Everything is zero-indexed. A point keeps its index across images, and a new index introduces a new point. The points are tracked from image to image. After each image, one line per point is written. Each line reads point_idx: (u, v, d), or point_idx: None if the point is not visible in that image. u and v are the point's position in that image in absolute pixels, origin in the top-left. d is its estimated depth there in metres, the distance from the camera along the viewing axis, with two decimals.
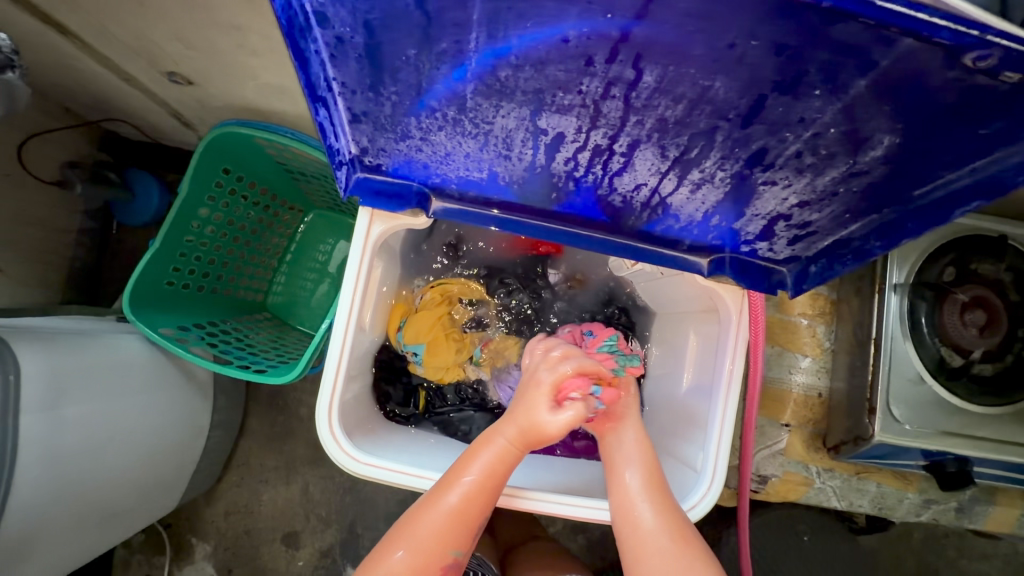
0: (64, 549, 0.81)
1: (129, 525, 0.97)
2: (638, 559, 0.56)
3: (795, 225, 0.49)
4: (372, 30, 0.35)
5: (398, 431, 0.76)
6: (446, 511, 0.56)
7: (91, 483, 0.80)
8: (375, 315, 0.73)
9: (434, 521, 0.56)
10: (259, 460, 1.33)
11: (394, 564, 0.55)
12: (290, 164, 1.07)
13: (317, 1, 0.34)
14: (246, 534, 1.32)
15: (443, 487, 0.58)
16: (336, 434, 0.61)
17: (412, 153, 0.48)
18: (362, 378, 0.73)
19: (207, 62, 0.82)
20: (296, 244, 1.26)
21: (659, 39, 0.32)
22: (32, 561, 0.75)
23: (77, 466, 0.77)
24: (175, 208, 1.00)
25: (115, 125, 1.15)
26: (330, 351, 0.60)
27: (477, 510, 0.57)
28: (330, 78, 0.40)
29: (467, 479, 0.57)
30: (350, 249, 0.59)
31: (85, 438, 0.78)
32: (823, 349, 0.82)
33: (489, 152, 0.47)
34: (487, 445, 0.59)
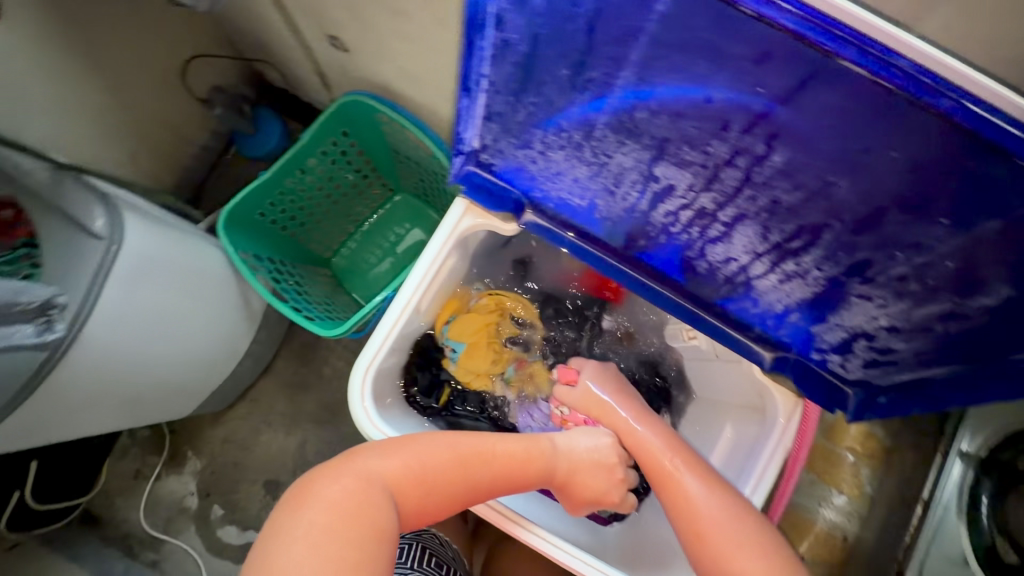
0: (85, 414, 0.86)
1: (144, 415, 1.02)
2: (700, 536, 0.58)
3: (876, 348, 0.47)
4: (537, 43, 0.39)
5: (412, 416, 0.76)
6: (470, 450, 0.60)
7: (130, 364, 0.86)
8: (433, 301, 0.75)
9: (450, 449, 0.59)
10: (271, 401, 1.38)
11: (388, 462, 0.56)
12: (399, 145, 1.15)
13: (500, 5, 0.37)
14: (234, 466, 1.36)
15: (460, 435, 0.61)
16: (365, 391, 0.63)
17: (525, 162, 0.51)
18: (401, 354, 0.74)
19: (366, 36, 0.90)
20: (376, 218, 1.32)
21: (797, 123, 0.35)
22: (56, 414, 0.80)
23: (126, 344, 0.82)
24: (290, 151, 1.09)
25: (265, 68, 1.28)
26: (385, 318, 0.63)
27: (487, 470, 0.60)
28: (482, 76, 0.43)
29: (507, 444, 0.62)
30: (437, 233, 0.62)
31: (141, 324, 0.83)
32: (861, 493, 0.77)
33: (597, 183, 0.49)
34: (503, 436, 0.64)
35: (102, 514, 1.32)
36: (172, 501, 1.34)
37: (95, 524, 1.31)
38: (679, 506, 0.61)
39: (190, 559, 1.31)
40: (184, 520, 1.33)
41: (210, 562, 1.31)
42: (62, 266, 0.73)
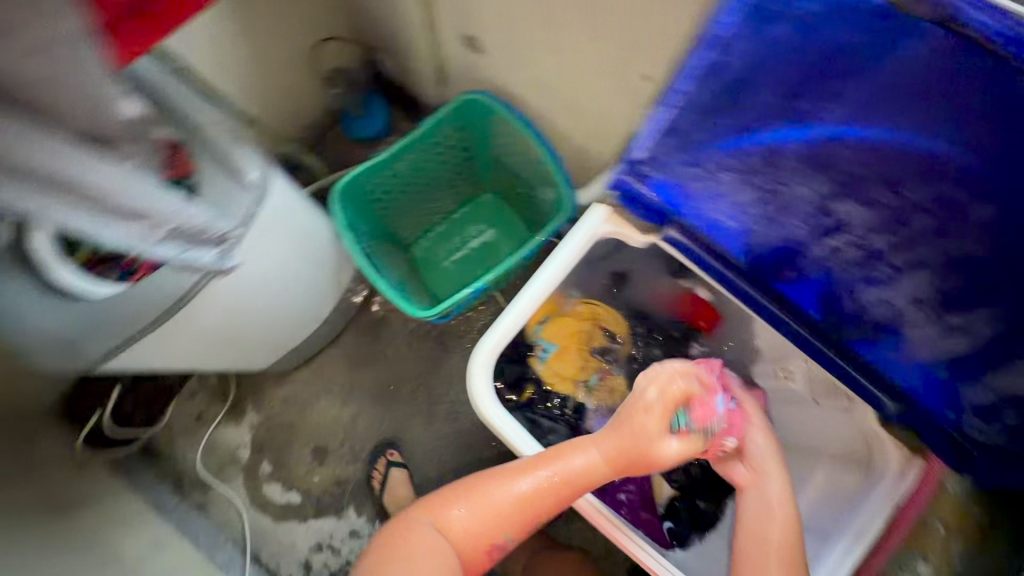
0: (190, 350, 0.91)
1: (234, 363, 1.08)
2: None
3: (1005, 394, 0.56)
4: (757, 73, 0.52)
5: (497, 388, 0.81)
6: (527, 484, 0.71)
7: (237, 309, 0.91)
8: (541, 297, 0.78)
9: (504, 493, 0.72)
10: (333, 371, 1.43)
11: (450, 512, 0.74)
12: (506, 148, 1.20)
13: (736, 39, 0.50)
14: (290, 426, 1.41)
15: (518, 471, 0.73)
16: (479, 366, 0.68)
17: (694, 181, 0.63)
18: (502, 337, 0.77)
19: (506, 42, 0.95)
20: (460, 214, 1.37)
21: (974, 171, 0.46)
22: (167, 344, 0.86)
23: (239, 288, 0.88)
24: (408, 136, 1.14)
25: (385, 57, 1.36)
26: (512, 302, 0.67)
27: (544, 496, 0.71)
28: (683, 92, 0.56)
29: (563, 465, 0.71)
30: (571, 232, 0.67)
31: (255, 276, 0.89)
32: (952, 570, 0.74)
33: (759, 209, 0.61)
34: (565, 460, 0.71)
35: (160, 449, 1.38)
36: (227, 450, 1.39)
37: (153, 457, 1.37)
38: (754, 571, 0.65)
39: (234, 508, 1.36)
40: (234, 469, 1.39)
41: (252, 515, 1.36)
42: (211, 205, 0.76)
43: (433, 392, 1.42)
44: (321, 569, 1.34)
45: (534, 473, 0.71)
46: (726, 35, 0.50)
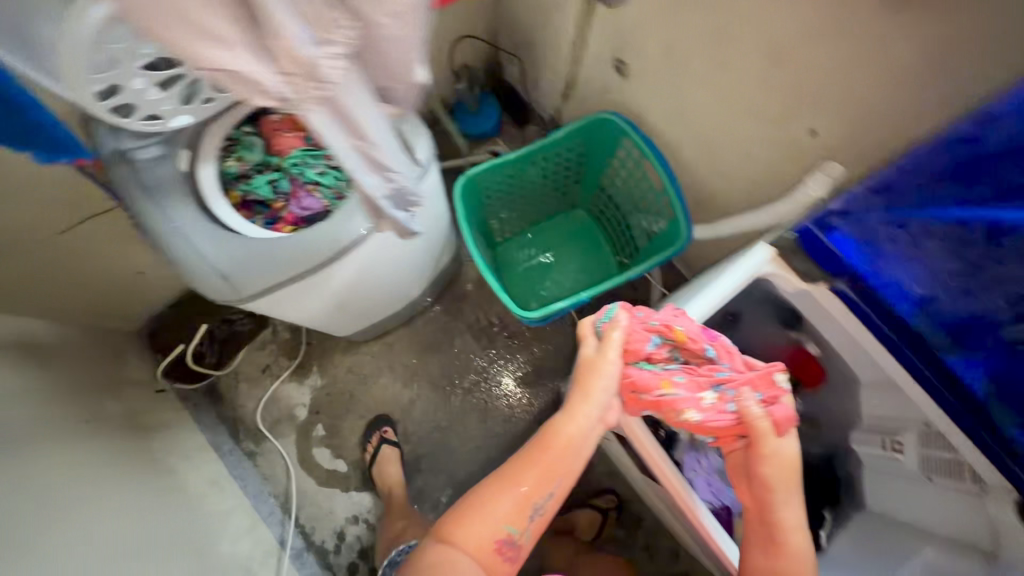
0: (315, 304, 0.93)
1: (334, 324, 1.09)
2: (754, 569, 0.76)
3: None
4: (1004, 153, 0.56)
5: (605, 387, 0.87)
6: (526, 475, 0.79)
7: (368, 275, 0.93)
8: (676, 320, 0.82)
9: (506, 493, 0.79)
10: (400, 351, 1.46)
11: (462, 530, 0.77)
12: (620, 172, 1.23)
13: (990, 122, 0.55)
14: (349, 396, 1.44)
15: (513, 467, 0.81)
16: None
17: (889, 243, 0.69)
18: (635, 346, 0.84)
19: (660, 72, 0.98)
20: (552, 224, 1.41)
21: None
22: (301, 295, 0.87)
23: (381, 257, 0.89)
24: (535, 142, 1.17)
25: (512, 62, 1.40)
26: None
27: (545, 478, 0.79)
28: (916, 155, 0.63)
29: (555, 442, 0.79)
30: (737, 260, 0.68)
31: (396, 249, 0.91)
32: None
33: (958, 281, 0.64)
34: (552, 437, 0.80)
35: (223, 391, 1.42)
36: (286, 406, 1.42)
37: (216, 398, 1.41)
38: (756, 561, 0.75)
39: (282, 463, 1.39)
40: (289, 425, 1.41)
41: (299, 474, 1.38)
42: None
43: (492, 390, 1.44)
44: (354, 541, 1.35)
45: (531, 462, 0.79)
46: (984, 114, 0.56)
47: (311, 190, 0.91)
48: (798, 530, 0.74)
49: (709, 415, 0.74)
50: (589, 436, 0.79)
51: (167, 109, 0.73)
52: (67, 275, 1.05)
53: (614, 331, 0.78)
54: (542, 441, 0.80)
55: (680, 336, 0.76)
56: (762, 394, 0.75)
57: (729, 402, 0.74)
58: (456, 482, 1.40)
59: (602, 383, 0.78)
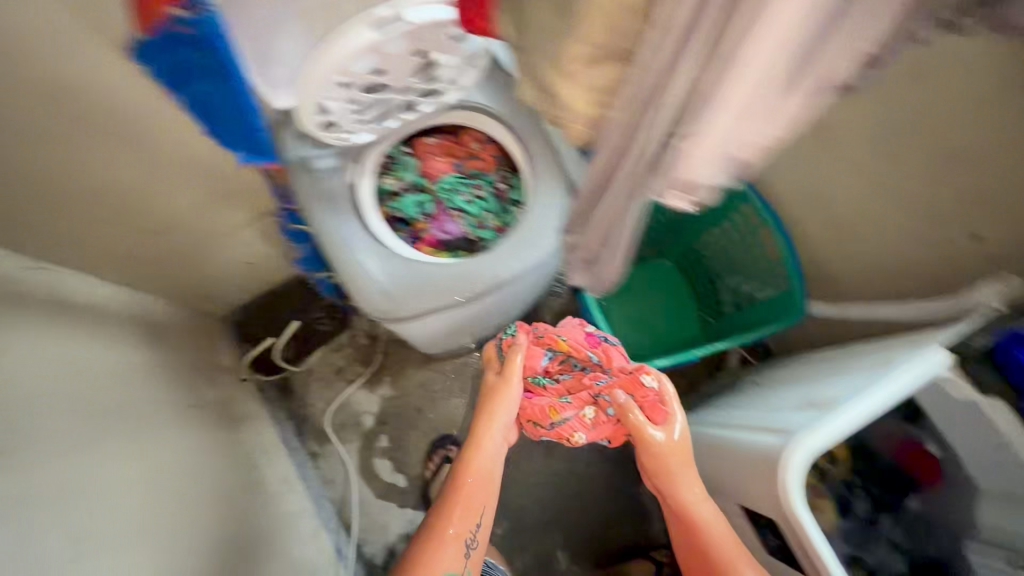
0: (445, 331, 0.90)
1: (441, 346, 1.06)
2: None
3: None
4: None
5: (716, 453, 0.86)
6: (450, 515, 0.81)
7: (503, 307, 0.90)
8: (809, 390, 0.81)
9: (439, 542, 0.79)
10: (471, 374, 1.46)
11: None
12: (729, 235, 1.21)
13: None
14: (416, 411, 1.44)
15: (439, 514, 0.82)
16: (796, 460, 0.63)
17: None
18: (763, 412, 0.84)
19: (799, 147, 0.99)
20: (636, 269, 1.38)
21: None
22: (442, 322, 0.84)
23: (523, 292, 0.87)
24: None
25: None
26: (840, 407, 0.65)
27: (469, 507, 0.83)
28: None
29: (475, 463, 0.86)
30: (914, 362, 0.66)
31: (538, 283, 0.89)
32: None
33: None
34: (468, 461, 0.86)
35: (296, 388, 1.42)
36: (353, 411, 1.43)
37: (288, 393, 1.42)
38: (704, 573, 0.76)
39: (343, 469, 1.39)
40: (354, 432, 1.42)
41: (359, 482, 1.38)
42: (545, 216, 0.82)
43: None
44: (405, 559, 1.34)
45: (455, 493, 0.83)
46: None
47: (454, 216, 0.93)
48: (712, 515, 0.80)
49: (597, 428, 0.88)
50: (495, 459, 0.88)
51: (359, 128, 0.76)
52: (188, 259, 1.07)
53: (508, 350, 0.91)
54: (457, 474, 0.85)
55: (562, 346, 0.91)
56: (636, 399, 0.85)
57: (607, 410, 0.86)
58: (512, 514, 1.39)
59: (506, 408, 0.88)
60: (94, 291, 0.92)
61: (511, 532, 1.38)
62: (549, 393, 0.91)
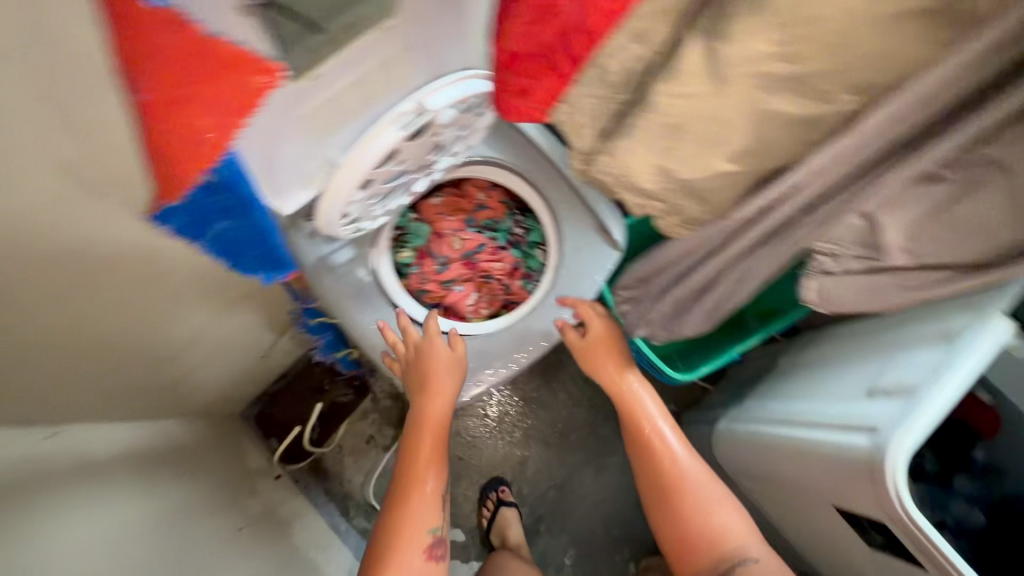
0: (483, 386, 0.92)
1: None
2: (705, 493, 0.75)
3: None
4: None
5: (792, 453, 0.84)
6: (411, 469, 0.72)
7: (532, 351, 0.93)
8: (870, 370, 0.81)
9: (416, 501, 0.70)
10: (506, 410, 1.43)
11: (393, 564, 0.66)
12: None
13: None
14: (459, 460, 1.40)
15: (403, 468, 0.72)
16: (896, 463, 0.63)
17: None
18: (827, 402, 0.84)
19: None
20: None
21: None
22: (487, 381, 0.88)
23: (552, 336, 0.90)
24: None
25: None
26: (925, 398, 0.64)
27: (436, 455, 0.74)
28: None
29: (436, 413, 0.76)
30: (983, 335, 0.64)
31: None
32: None
33: None
34: (423, 405, 0.76)
35: (330, 466, 1.36)
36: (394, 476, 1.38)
37: (322, 475, 1.35)
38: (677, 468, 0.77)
39: None
40: None
41: None
42: (577, 260, 0.86)
43: (604, 443, 1.42)
44: None
45: (417, 447, 0.73)
46: None
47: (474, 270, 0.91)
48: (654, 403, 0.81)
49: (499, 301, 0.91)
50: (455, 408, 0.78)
51: (372, 211, 0.72)
52: (201, 374, 1.00)
53: (411, 284, 0.87)
54: (417, 421, 0.75)
55: (455, 263, 0.89)
56: (511, 280, 0.90)
57: (500, 286, 0.91)
58: (577, 540, 1.38)
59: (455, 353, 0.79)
60: (113, 438, 0.85)
61: (580, 558, 1.37)
62: (456, 294, 0.89)
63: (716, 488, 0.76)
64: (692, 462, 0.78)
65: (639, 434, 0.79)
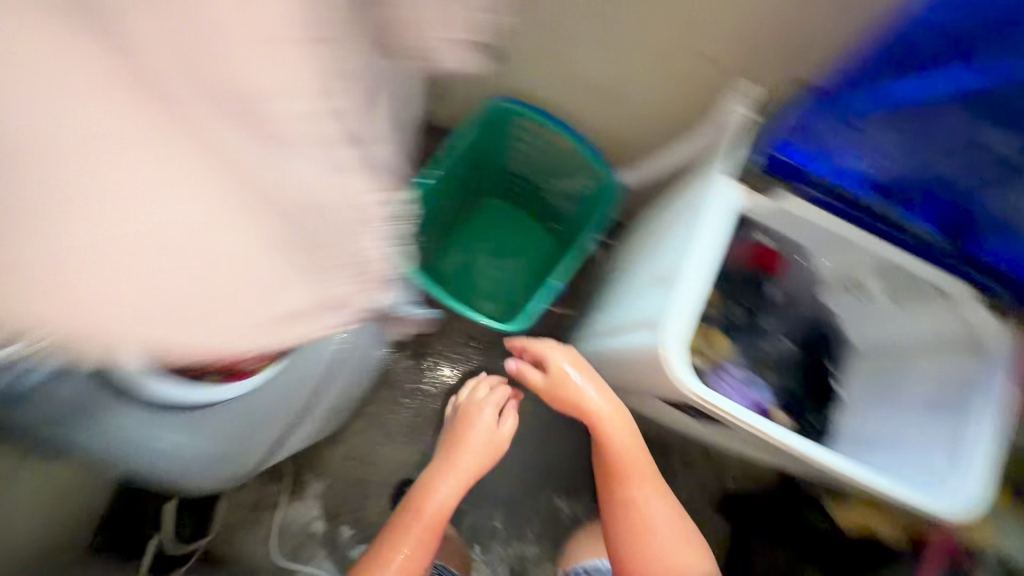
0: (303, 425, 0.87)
1: (307, 437, 0.97)
2: (654, 536, 0.88)
3: None
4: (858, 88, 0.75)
5: (615, 363, 0.87)
6: (393, 557, 0.88)
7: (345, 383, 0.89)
8: (652, 263, 0.85)
9: (389, 572, 0.87)
10: (388, 414, 1.38)
11: None
12: (524, 151, 1.21)
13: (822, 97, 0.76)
14: (359, 483, 1.33)
15: (387, 545, 0.90)
16: (671, 349, 0.66)
17: (834, 141, 0.79)
18: (628, 304, 0.87)
19: (535, 45, 0.97)
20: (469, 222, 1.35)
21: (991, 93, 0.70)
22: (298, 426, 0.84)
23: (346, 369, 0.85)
24: (442, 155, 1.09)
25: None
26: (682, 274, 0.69)
27: (421, 538, 0.91)
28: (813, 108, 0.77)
29: (436, 493, 0.94)
30: (716, 201, 0.74)
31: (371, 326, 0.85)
32: None
33: (879, 155, 0.79)
34: (438, 486, 0.95)
35: (223, 551, 1.25)
36: (298, 529, 1.29)
37: (217, 564, 1.24)
38: (638, 516, 0.90)
39: None
40: (313, 546, 1.29)
41: None
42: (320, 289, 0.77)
43: None
44: None
45: (406, 536, 0.90)
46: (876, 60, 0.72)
47: None
48: (645, 462, 0.92)
49: None
50: (448, 494, 0.95)
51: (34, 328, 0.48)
52: None
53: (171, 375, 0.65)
54: (412, 502, 0.94)
55: None
56: None
57: None
58: (500, 502, 1.39)
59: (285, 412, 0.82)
60: None
61: (509, 517, 1.39)
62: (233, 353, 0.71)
63: (674, 535, 0.89)
64: (670, 516, 0.91)
65: (611, 477, 0.92)
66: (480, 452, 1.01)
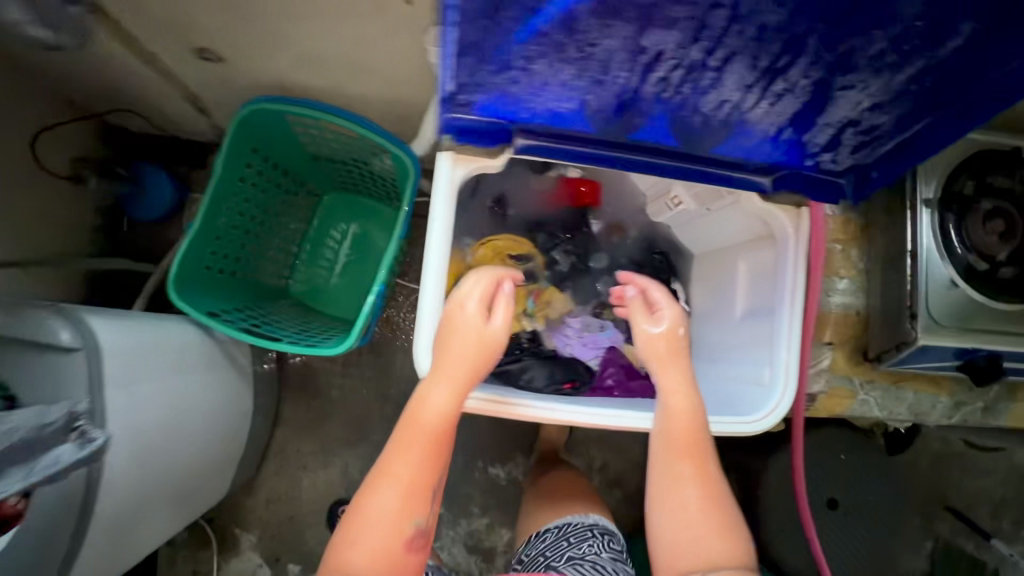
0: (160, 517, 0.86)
1: (188, 512, 0.98)
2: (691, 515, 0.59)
3: (862, 130, 0.55)
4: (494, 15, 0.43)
5: None
6: (387, 491, 0.58)
7: (180, 464, 0.86)
8: None
9: (383, 501, 0.57)
10: (296, 446, 1.34)
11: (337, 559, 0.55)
12: (320, 142, 1.08)
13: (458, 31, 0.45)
14: (290, 519, 1.32)
15: (380, 468, 0.59)
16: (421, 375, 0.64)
17: (507, 86, 0.52)
18: None
19: (242, 36, 0.82)
20: (312, 228, 1.26)
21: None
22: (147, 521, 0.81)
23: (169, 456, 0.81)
24: (213, 184, 0.98)
25: (122, 118, 1.18)
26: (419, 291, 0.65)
27: (424, 462, 0.59)
28: (452, 39, 0.45)
29: (437, 402, 0.61)
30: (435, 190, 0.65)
31: (168, 411, 0.79)
32: (878, 263, 0.82)
33: (582, 79, 0.50)
34: (435, 392, 0.61)
35: None
36: None
37: None
38: (676, 483, 0.61)
39: None
40: None
41: None
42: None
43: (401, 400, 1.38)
44: None
45: (396, 465, 0.59)
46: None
47: None
48: (686, 400, 0.64)
49: None
50: (441, 398, 0.61)
51: None
52: None
53: None
54: (412, 414, 0.61)
55: None
56: None
57: None
58: None
59: None
60: None
61: (449, 499, 1.40)
62: None
63: (723, 507, 0.60)
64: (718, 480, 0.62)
65: (663, 437, 0.64)
66: (471, 358, 0.61)
